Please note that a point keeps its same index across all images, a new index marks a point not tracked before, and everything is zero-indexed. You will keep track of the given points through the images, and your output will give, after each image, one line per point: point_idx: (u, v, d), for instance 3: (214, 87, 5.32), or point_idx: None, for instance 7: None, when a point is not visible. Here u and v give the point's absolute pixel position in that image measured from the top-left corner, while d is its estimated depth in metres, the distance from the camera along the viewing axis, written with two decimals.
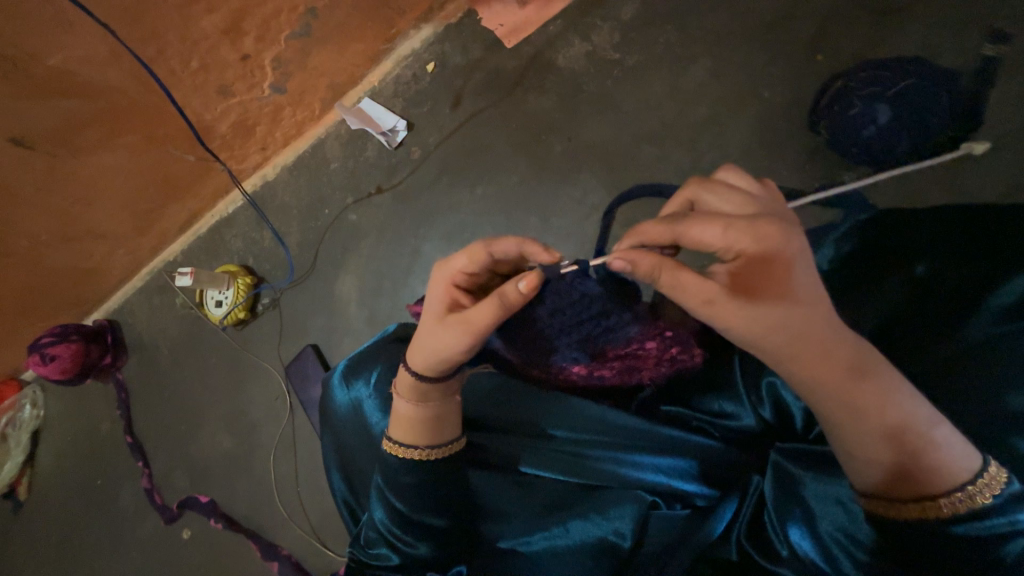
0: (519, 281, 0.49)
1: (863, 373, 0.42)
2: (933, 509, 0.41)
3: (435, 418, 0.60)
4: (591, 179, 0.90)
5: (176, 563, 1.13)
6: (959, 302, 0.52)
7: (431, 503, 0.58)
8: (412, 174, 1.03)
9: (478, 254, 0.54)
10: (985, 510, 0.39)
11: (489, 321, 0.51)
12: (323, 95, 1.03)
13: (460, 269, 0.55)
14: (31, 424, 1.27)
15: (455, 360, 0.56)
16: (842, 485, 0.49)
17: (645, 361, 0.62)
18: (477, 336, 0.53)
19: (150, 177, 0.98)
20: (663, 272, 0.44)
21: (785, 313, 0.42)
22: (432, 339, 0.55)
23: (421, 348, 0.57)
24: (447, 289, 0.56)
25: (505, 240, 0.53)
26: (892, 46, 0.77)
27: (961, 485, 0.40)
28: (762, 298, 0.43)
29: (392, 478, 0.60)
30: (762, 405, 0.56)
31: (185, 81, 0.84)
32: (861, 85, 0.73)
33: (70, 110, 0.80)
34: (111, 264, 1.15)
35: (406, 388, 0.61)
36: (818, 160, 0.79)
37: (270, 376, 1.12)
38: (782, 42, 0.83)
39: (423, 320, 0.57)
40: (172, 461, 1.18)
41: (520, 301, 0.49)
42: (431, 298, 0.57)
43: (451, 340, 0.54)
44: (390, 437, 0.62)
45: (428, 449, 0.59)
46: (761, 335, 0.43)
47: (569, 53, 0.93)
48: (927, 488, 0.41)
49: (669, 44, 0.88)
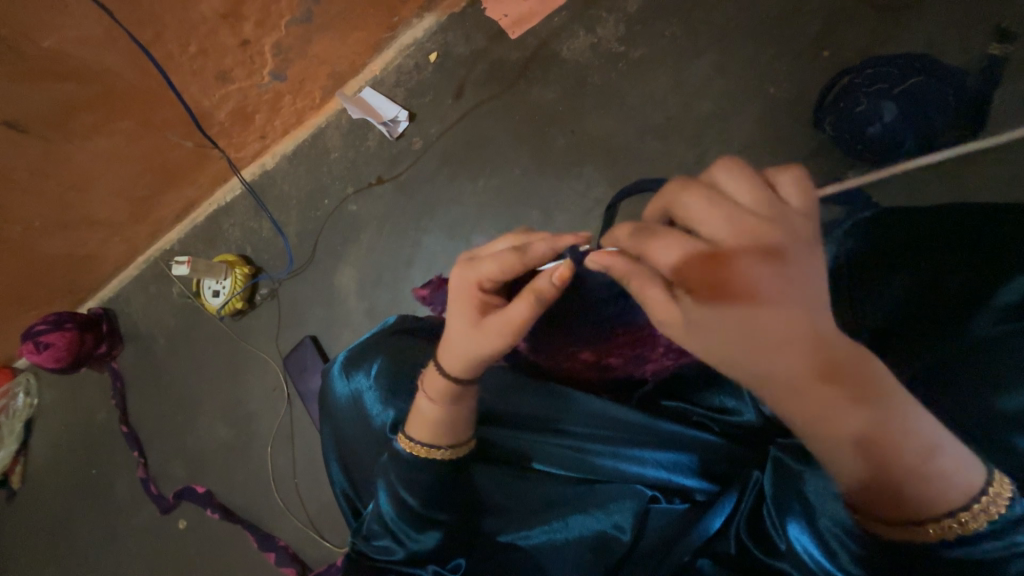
0: (552, 275, 0.48)
1: (850, 401, 0.40)
2: (921, 531, 0.40)
3: (460, 418, 0.59)
4: (594, 173, 0.90)
5: (171, 553, 1.12)
6: (947, 307, 0.52)
7: (441, 498, 0.59)
8: (413, 165, 1.02)
9: (509, 261, 0.53)
10: (978, 535, 0.39)
11: (524, 316, 0.50)
12: (323, 83, 1.02)
13: (487, 275, 0.54)
14: (24, 412, 1.26)
15: (491, 360, 0.55)
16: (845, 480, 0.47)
17: (652, 346, 0.63)
18: (512, 334, 0.52)
19: (147, 163, 0.97)
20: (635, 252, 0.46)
21: (754, 344, 0.41)
22: (466, 342, 0.54)
23: (454, 354, 0.56)
24: (475, 294, 0.55)
25: (536, 244, 0.52)
26: (900, 43, 0.77)
27: (954, 512, 0.39)
28: (736, 323, 0.41)
29: (403, 473, 0.59)
30: (762, 400, 0.57)
31: (183, 65, 0.83)
32: (866, 82, 0.73)
33: (65, 94, 0.78)
34: (105, 252, 1.14)
35: (434, 393, 0.58)
36: (822, 158, 0.79)
37: (268, 366, 1.12)
38: (788, 38, 0.82)
39: (451, 325, 0.56)
40: (168, 451, 1.17)
41: (554, 292, 0.49)
42: (457, 305, 0.56)
43: (492, 344, 0.53)
44: (407, 435, 0.61)
45: (451, 448, 0.59)
46: (736, 357, 0.42)
47: (573, 45, 0.92)
48: (913, 513, 0.40)
49: (674, 38, 0.87)
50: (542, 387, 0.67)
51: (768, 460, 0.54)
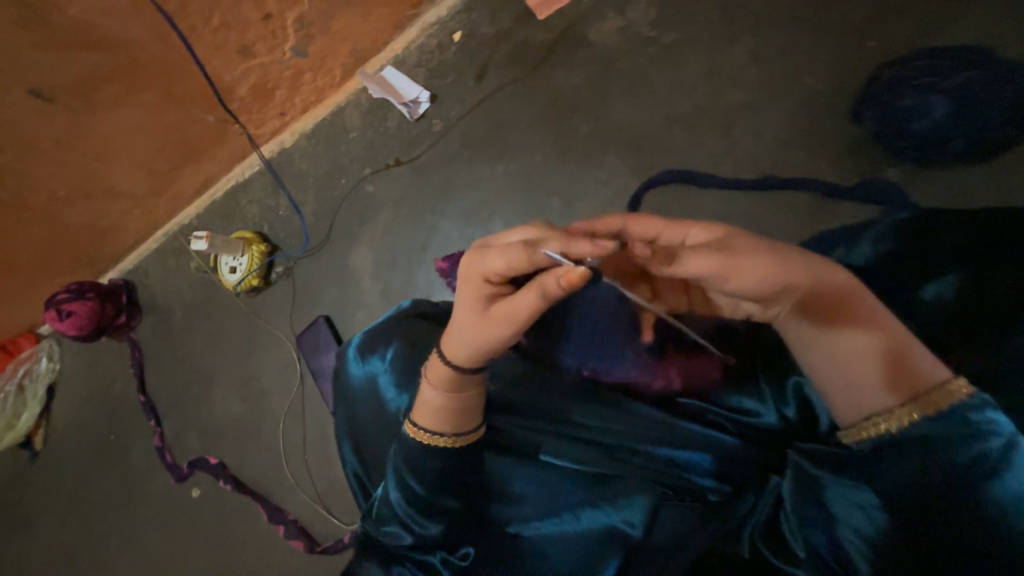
0: (560, 278, 0.46)
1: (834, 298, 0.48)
2: (924, 410, 0.44)
3: (463, 407, 0.60)
4: (617, 162, 0.87)
5: (185, 520, 1.16)
6: (981, 313, 0.50)
7: (453, 485, 0.59)
8: (432, 147, 1.00)
9: (516, 258, 0.51)
10: (969, 412, 0.42)
11: (530, 309, 0.51)
12: (344, 61, 1.00)
13: (493, 271, 0.53)
14: (46, 376, 1.29)
15: (494, 349, 0.57)
16: (861, 491, 0.46)
17: (654, 376, 0.63)
18: (519, 325, 0.53)
19: (168, 137, 0.97)
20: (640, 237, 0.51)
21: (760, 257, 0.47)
22: (473, 331, 0.56)
23: (461, 340, 0.57)
24: (480, 285, 0.55)
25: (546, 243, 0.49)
26: (952, 34, 0.73)
27: (942, 381, 0.44)
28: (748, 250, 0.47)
29: (412, 461, 0.59)
30: (784, 403, 0.55)
31: (207, 38, 0.82)
32: (918, 74, 0.72)
33: (91, 64, 0.78)
34: (126, 224, 1.15)
35: (438, 377, 0.60)
36: (859, 154, 0.75)
37: (282, 344, 1.13)
38: (830, 26, 0.78)
39: (460, 311, 0.57)
40: (183, 422, 1.20)
41: (562, 292, 0.47)
42: (465, 292, 0.56)
43: (499, 334, 0.55)
44: (412, 422, 0.61)
45: (454, 436, 0.60)
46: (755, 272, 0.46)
47: (602, 28, 0.89)
48: (914, 392, 0.44)
49: (708, 23, 0.83)
50: (557, 381, 0.66)
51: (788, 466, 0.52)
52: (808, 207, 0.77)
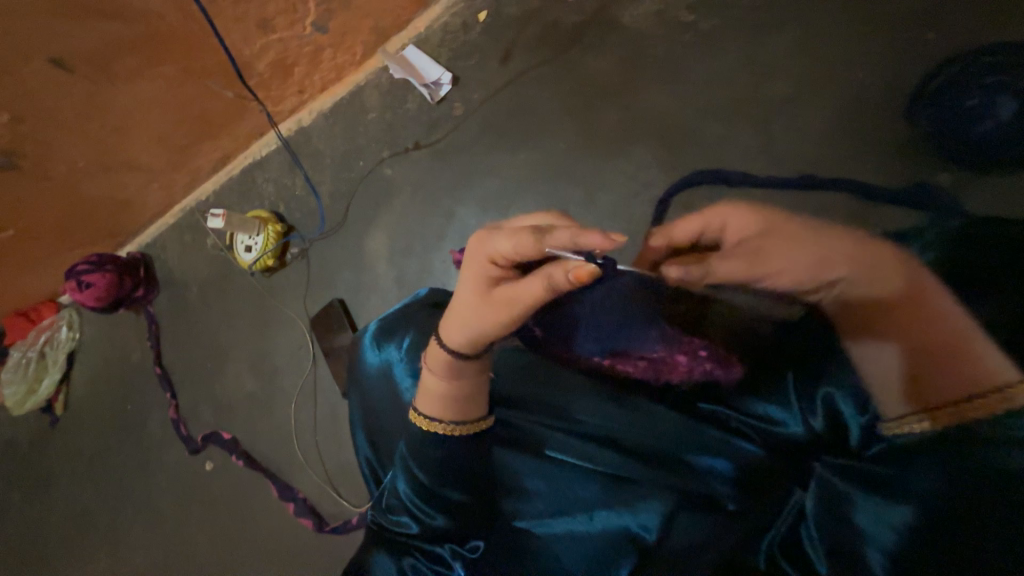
0: (569, 270, 0.45)
1: (877, 291, 0.49)
2: (950, 414, 0.41)
3: (461, 395, 0.59)
4: (644, 154, 0.84)
5: (198, 491, 1.18)
6: None
7: (454, 478, 0.58)
8: (452, 131, 0.98)
9: (525, 244, 0.49)
10: (1002, 421, 0.38)
11: (533, 299, 0.50)
12: (365, 38, 0.97)
13: (501, 254, 0.52)
14: (67, 345, 1.32)
15: (491, 336, 0.56)
16: (895, 511, 0.42)
17: (672, 368, 0.61)
18: (520, 313, 0.52)
19: (187, 112, 0.96)
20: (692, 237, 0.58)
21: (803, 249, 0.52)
22: (474, 315, 0.55)
23: (461, 322, 0.56)
24: (488, 267, 0.54)
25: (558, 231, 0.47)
26: (1018, 30, 0.67)
27: (981, 389, 0.40)
28: (785, 243, 0.53)
29: (416, 448, 0.59)
30: (813, 413, 0.52)
31: (226, 10, 0.80)
32: (984, 70, 0.66)
33: (110, 35, 0.76)
34: (145, 198, 1.15)
35: (437, 363, 0.59)
36: (905, 156, 0.71)
37: (295, 324, 1.13)
38: (883, 15, 0.73)
39: (463, 293, 0.56)
40: (198, 396, 1.21)
41: (568, 286, 0.46)
42: (471, 273, 0.55)
43: (498, 321, 0.54)
44: (416, 409, 0.61)
45: (452, 424, 0.59)
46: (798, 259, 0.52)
47: (636, 11, 0.85)
48: (946, 398, 0.42)
49: (751, 9, 0.79)
50: (576, 378, 0.65)
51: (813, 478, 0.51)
52: (846, 208, 0.73)
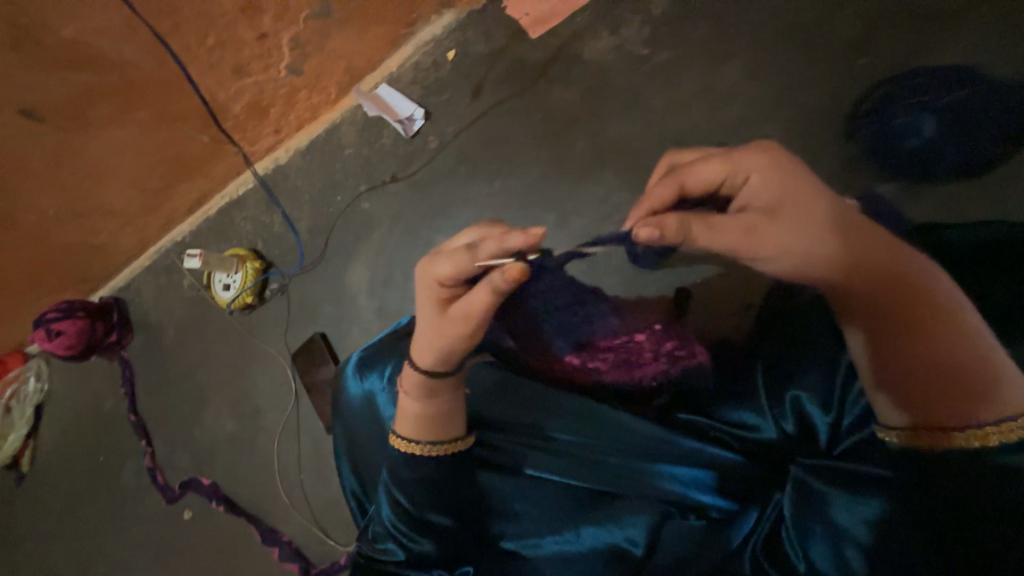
0: (503, 274, 0.47)
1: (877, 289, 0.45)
2: (942, 439, 0.42)
3: (440, 415, 0.62)
4: (614, 178, 0.88)
5: (176, 543, 1.13)
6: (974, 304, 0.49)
7: (438, 501, 0.59)
8: (427, 163, 1.01)
9: (461, 261, 0.51)
10: (989, 450, 0.40)
11: (482, 307, 0.53)
12: (339, 78, 1.00)
13: (442, 275, 0.54)
14: (35, 397, 1.27)
15: (458, 349, 0.58)
16: (867, 508, 0.45)
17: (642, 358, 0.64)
18: (476, 323, 0.55)
19: (161, 155, 0.96)
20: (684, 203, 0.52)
21: (809, 234, 0.47)
22: (436, 335, 0.57)
23: (429, 345, 0.58)
24: (435, 289, 0.56)
25: (485, 243, 0.49)
26: (938, 54, 0.74)
27: (980, 419, 0.41)
28: (792, 219, 0.47)
29: (394, 473, 0.61)
30: (784, 417, 0.55)
31: (201, 57, 0.82)
32: (908, 94, 0.72)
33: (83, 84, 0.77)
34: (118, 242, 1.14)
35: (412, 385, 0.61)
36: (850, 170, 0.76)
37: (276, 361, 1.11)
38: (820, 44, 0.79)
39: (422, 318, 0.58)
40: (175, 442, 1.18)
41: (509, 289, 0.49)
42: (423, 297, 0.57)
43: (458, 334, 0.56)
44: (395, 432, 0.63)
45: (429, 445, 0.61)
46: (794, 243, 0.47)
47: (595, 46, 0.90)
48: (942, 421, 0.42)
49: (700, 41, 0.85)
50: (554, 394, 0.66)
51: (790, 482, 0.52)
52: None
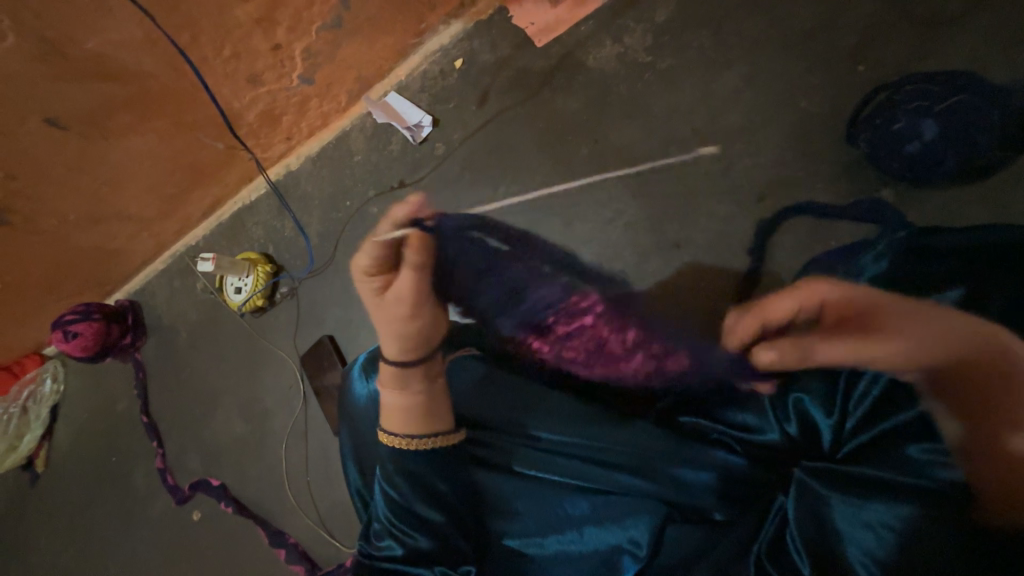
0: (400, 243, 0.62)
1: (954, 357, 0.46)
2: None
3: (420, 406, 0.64)
4: (617, 183, 0.89)
5: (185, 543, 1.14)
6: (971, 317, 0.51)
7: (433, 497, 0.61)
8: (435, 170, 1.03)
9: (372, 249, 0.63)
10: None
11: (411, 279, 0.63)
12: (350, 87, 1.03)
13: (368, 271, 0.64)
14: (50, 398, 1.30)
15: (410, 335, 0.64)
16: (877, 508, 0.46)
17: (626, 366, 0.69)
18: (412, 300, 0.63)
19: (178, 161, 1.00)
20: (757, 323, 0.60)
21: (910, 329, 0.49)
22: (385, 325, 0.64)
23: (384, 338, 0.65)
24: (368, 291, 0.66)
25: (382, 226, 0.63)
26: (939, 59, 0.74)
27: None
28: (887, 326, 0.50)
29: (388, 474, 0.63)
30: (787, 421, 0.56)
31: (217, 68, 0.85)
32: (910, 98, 0.70)
33: (105, 94, 0.80)
34: (134, 247, 1.17)
35: (387, 379, 0.66)
36: (853, 175, 0.77)
37: (284, 363, 1.13)
38: (823, 50, 0.80)
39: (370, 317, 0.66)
40: (186, 443, 1.20)
41: (416, 255, 0.62)
42: (366, 299, 0.66)
43: (402, 314, 0.64)
44: (382, 426, 0.65)
45: (406, 438, 0.62)
46: (899, 342, 0.48)
47: (599, 55, 0.92)
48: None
49: (703, 49, 0.86)
50: (554, 397, 0.67)
51: (792, 484, 0.53)
52: (809, 224, 0.78)
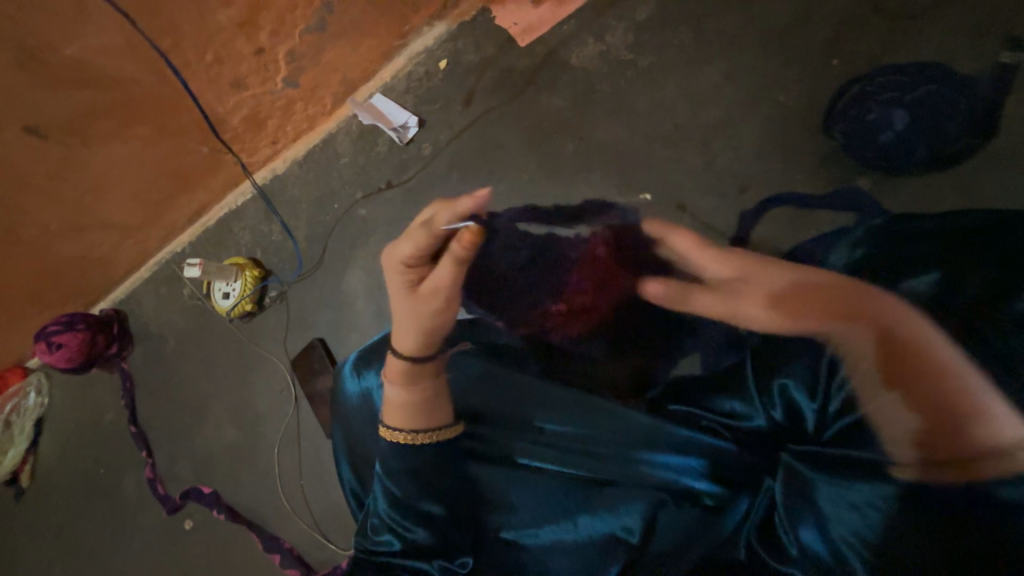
0: (457, 238, 0.56)
1: (875, 334, 0.50)
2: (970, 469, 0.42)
3: (422, 402, 0.63)
4: (603, 180, 0.90)
5: (177, 554, 1.13)
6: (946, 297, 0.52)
7: (431, 490, 0.60)
8: (422, 170, 1.03)
9: (418, 239, 0.59)
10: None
11: (447, 276, 0.59)
12: (335, 90, 1.03)
13: (407, 254, 0.60)
14: (35, 412, 1.27)
15: (434, 329, 0.64)
16: (861, 488, 0.47)
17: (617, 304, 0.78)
18: (446, 296, 0.61)
19: (163, 167, 0.99)
20: (679, 291, 0.69)
21: (817, 303, 0.55)
22: (410, 316, 0.62)
23: (406, 329, 0.63)
24: (402, 273, 0.62)
25: (439, 215, 0.58)
26: (911, 52, 0.77)
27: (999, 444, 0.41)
28: (798, 301, 0.56)
29: (392, 467, 0.61)
30: (773, 406, 0.56)
31: (200, 73, 0.84)
32: (880, 90, 0.76)
33: (86, 101, 0.80)
34: (119, 255, 1.15)
35: (395, 372, 0.64)
36: (831, 166, 0.79)
37: (275, 367, 1.12)
38: (799, 46, 0.82)
39: (397, 306, 0.63)
40: (176, 452, 1.18)
41: (465, 253, 0.57)
42: (394, 286, 0.63)
43: (432, 308, 0.62)
44: (383, 423, 0.63)
45: (412, 433, 0.61)
46: (802, 312, 0.56)
47: (582, 53, 0.93)
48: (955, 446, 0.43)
49: (683, 46, 0.88)
50: (546, 389, 0.67)
51: (779, 467, 0.54)
52: (791, 215, 0.80)
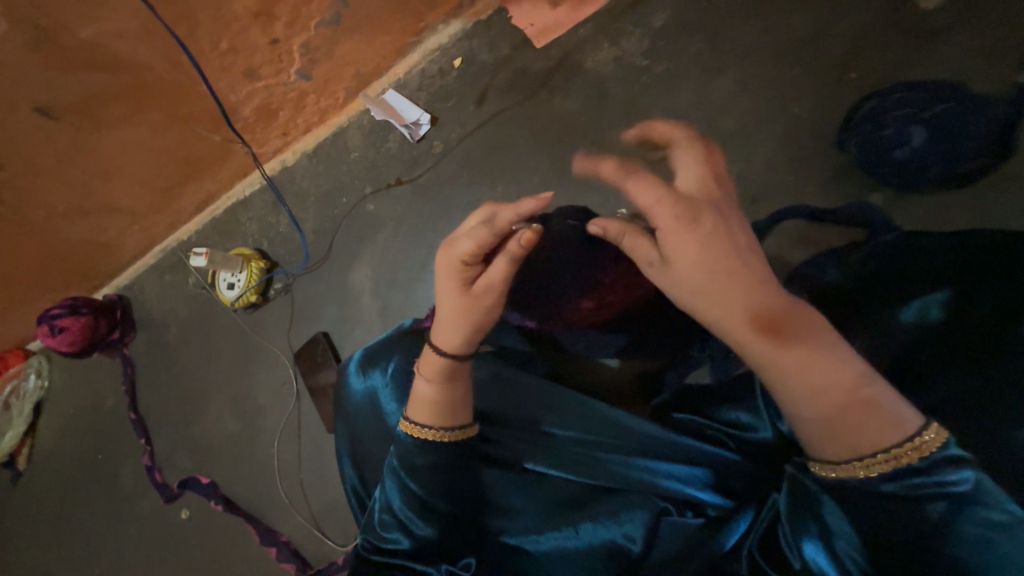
0: (519, 238, 0.54)
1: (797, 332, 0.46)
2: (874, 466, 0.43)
3: (457, 399, 0.63)
4: (614, 184, 0.90)
5: (172, 542, 1.13)
6: (954, 324, 0.55)
7: (445, 488, 0.60)
8: (432, 168, 1.03)
9: (480, 238, 0.56)
10: (927, 469, 0.41)
11: (502, 274, 0.57)
12: (347, 84, 1.03)
13: (465, 252, 0.57)
14: (34, 394, 1.27)
15: (481, 328, 0.62)
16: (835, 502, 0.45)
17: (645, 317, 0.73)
18: (500, 296, 0.59)
19: (172, 154, 0.98)
20: (625, 235, 0.53)
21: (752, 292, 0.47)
22: (460, 315, 0.60)
23: (454, 328, 0.61)
24: (457, 270, 0.59)
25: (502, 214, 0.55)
26: (927, 69, 0.77)
27: (900, 441, 0.42)
28: (730, 285, 0.47)
29: (410, 459, 0.61)
30: (779, 418, 0.56)
31: (214, 61, 0.84)
32: (897, 105, 0.74)
33: (99, 84, 0.80)
34: (124, 240, 1.15)
35: (432, 370, 0.63)
36: (843, 180, 0.79)
37: (278, 360, 1.13)
38: (815, 58, 0.82)
39: (445, 303, 0.61)
40: (175, 440, 1.18)
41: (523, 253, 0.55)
42: (446, 283, 0.60)
43: (483, 308, 0.60)
44: (407, 417, 0.64)
45: (441, 430, 0.62)
46: (738, 300, 0.47)
47: (597, 57, 0.93)
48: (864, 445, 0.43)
49: (699, 54, 0.88)
50: (556, 395, 0.68)
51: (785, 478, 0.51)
52: (802, 228, 0.80)
